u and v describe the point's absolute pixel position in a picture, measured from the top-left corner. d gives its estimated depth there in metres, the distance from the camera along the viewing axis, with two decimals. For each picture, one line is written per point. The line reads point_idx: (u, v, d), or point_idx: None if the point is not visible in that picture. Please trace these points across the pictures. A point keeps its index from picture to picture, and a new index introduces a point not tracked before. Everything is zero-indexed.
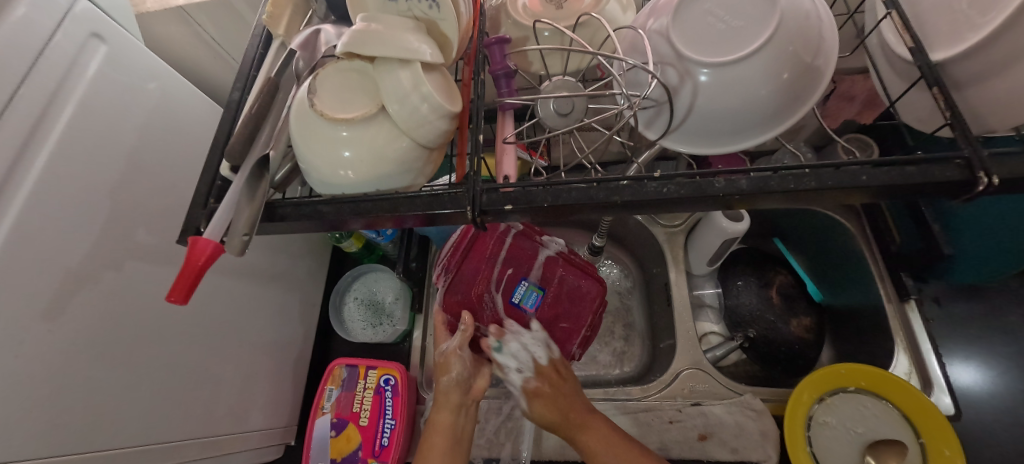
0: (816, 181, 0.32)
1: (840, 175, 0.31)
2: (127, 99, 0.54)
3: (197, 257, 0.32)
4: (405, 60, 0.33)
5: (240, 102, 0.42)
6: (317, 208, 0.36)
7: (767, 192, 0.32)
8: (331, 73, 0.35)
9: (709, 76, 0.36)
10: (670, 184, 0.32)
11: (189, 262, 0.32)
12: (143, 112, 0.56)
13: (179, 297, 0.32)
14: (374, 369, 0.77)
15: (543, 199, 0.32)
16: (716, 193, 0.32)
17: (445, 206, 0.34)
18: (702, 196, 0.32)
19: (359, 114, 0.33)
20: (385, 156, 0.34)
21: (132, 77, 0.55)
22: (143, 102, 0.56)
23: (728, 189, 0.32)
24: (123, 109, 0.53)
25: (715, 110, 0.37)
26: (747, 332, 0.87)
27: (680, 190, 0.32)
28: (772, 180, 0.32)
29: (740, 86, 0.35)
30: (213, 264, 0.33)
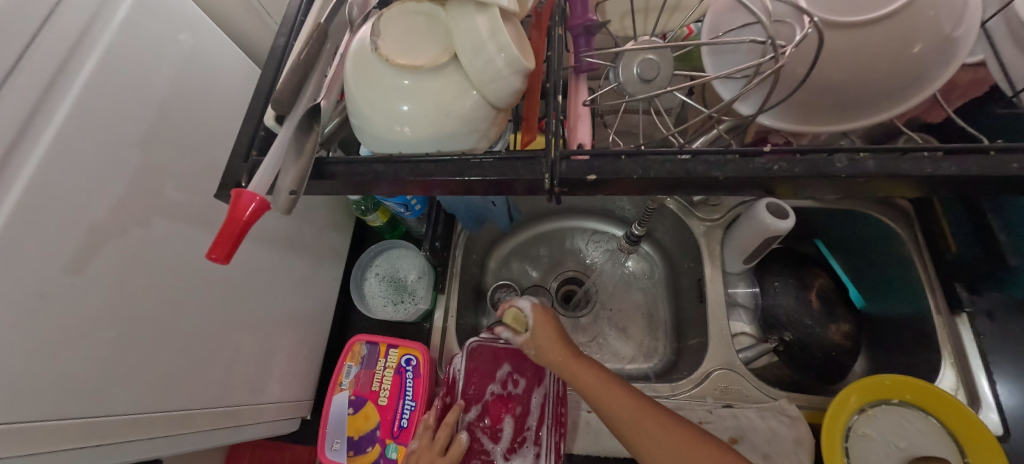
0: (955, 166, 0.30)
1: (981, 161, 0.29)
2: (159, 47, 0.50)
3: (240, 212, 0.29)
4: (484, 3, 0.29)
5: (285, 49, 0.38)
6: (371, 167, 0.32)
7: (895, 175, 0.30)
8: (397, 16, 0.30)
9: (844, 45, 0.33)
10: (782, 161, 0.29)
11: (232, 217, 0.28)
12: (174, 63, 0.52)
13: (221, 256, 0.28)
14: (395, 348, 0.74)
15: (634, 170, 0.29)
16: (836, 173, 0.30)
17: (518, 172, 0.30)
18: (820, 177, 0.30)
19: (428, 62, 0.29)
20: (451, 114, 0.30)
21: (164, 24, 0.52)
22: (174, 52, 0.52)
23: (850, 170, 0.30)
24: (154, 59, 0.50)
25: (839, 84, 0.35)
26: (783, 336, 0.83)
27: (794, 168, 0.30)
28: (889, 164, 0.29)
29: (874, 58, 0.33)
30: (258, 220, 0.29)
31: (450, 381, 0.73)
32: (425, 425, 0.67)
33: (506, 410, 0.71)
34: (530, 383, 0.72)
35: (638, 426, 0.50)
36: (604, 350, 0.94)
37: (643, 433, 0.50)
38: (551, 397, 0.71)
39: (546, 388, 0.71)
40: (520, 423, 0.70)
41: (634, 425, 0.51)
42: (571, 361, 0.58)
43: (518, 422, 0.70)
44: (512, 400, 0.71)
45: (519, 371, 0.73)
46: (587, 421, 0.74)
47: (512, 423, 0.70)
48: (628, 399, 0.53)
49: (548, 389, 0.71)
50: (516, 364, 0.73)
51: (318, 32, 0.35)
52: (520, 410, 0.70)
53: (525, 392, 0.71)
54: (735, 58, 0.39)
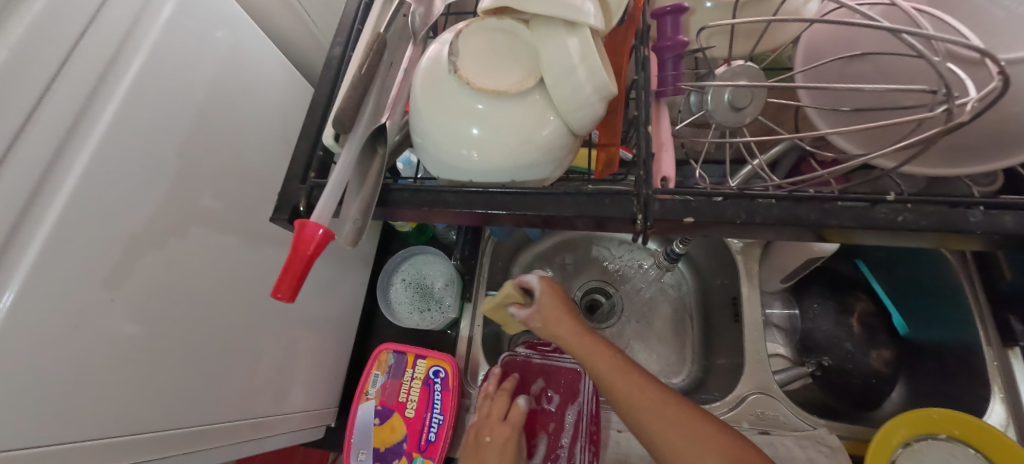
0: None
1: None
2: (198, 50, 0.48)
3: (302, 248, 0.27)
4: (574, 22, 0.26)
5: (341, 60, 0.36)
6: (440, 196, 0.30)
7: None
8: (476, 34, 0.28)
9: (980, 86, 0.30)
10: (906, 211, 0.27)
11: (295, 254, 0.26)
12: (212, 65, 0.50)
13: (285, 295, 0.26)
14: (423, 359, 0.73)
15: (737, 215, 0.27)
16: (953, 228, 0.27)
17: (605, 210, 0.27)
18: (950, 233, 0.27)
19: (511, 87, 0.27)
20: (530, 141, 0.28)
21: (203, 26, 0.49)
22: (213, 54, 0.50)
23: (985, 226, 0.27)
24: (193, 62, 0.48)
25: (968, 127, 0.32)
26: (822, 360, 0.81)
27: (919, 221, 0.27)
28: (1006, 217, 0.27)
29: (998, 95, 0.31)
30: (320, 256, 0.27)
31: (485, 393, 0.73)
32: (484, 395, 0.70)
33: (540, 426, 0.69)
34: (564, 400, 0.70)
35: (659, 415, 0.43)
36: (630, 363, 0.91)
37: (658, 415, 0.43)
38: (585, 416, 0.68)
39: (580, 406, 0.69)
40: (553, 441, 0.68)
41: (654, 414, 0.43)
42: (585, 336, 0.52)
43: (553, 440, 0.68)
44: (546, 416, 0.69)
45: (554, 387, 0.71)
46: (617, 441, 0.72)
47: (546, 439, 0.68)
48: (647, 384, 0.45)
49: (582, 408, 0.69)
50: (552, 377, 0.71)
51: (377, 42, 0.32)
52: (554, 427, 0.68)
53: (561, 407, 0.69)
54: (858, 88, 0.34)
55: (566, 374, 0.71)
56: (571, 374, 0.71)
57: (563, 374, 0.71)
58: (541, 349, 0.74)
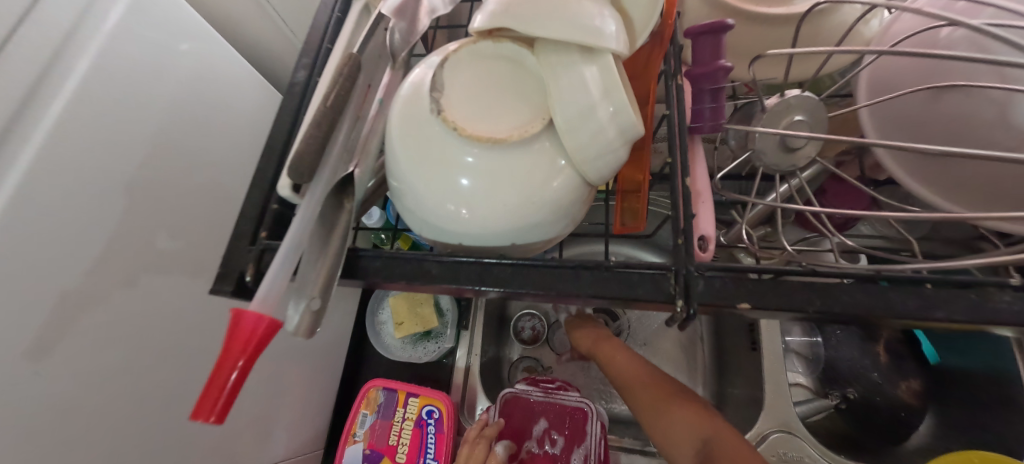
0: None
1: None
2: (156, 64, 0.42)
3: (231, 353, 0.20)
4: (593, 48, 0.20)
5: (307, 86, 0.30)
6: (422, 265, 0.24)
7: None
8: (468, 61, 0.22)
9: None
10: None
11: (221, 364, 0.20)
12: (173, 82, 0.44)
13: (208, 419, 0.20)
14: (415, 397, 0.67)
15: (809, 299, 0.20)
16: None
17: (635, 291, 0.21)
18: None
19: (513, 133, 0.20)
20: (536, 199, 0.22)
21: (166, 38, 0.44)
22: (176, 70, 0.45)
23: None
24: (154, 80, 0.42)
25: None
26: (845, 392, 0.75)
27: None
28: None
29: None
30: (257, 361, 0.21)
31: None
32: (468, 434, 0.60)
33: None
34: (569, 443, 0.64)
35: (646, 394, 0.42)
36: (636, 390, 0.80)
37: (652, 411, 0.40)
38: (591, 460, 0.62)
39: (587, 449, 0.63)
40: None
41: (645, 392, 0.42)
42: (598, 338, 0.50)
43: None
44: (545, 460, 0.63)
45: (558, 429, 0.64)
46: None
47: None
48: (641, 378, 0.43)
49: (590, 451, 0.63)
50: (556, 417, 0.65)
51: (348, 66, 0.27)
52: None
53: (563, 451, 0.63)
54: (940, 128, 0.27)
55: (571, 414, 0.65)
56: (577, 414, 0.65)
57: (566, 413, 0.65)
58: (543, 384, 0.68)
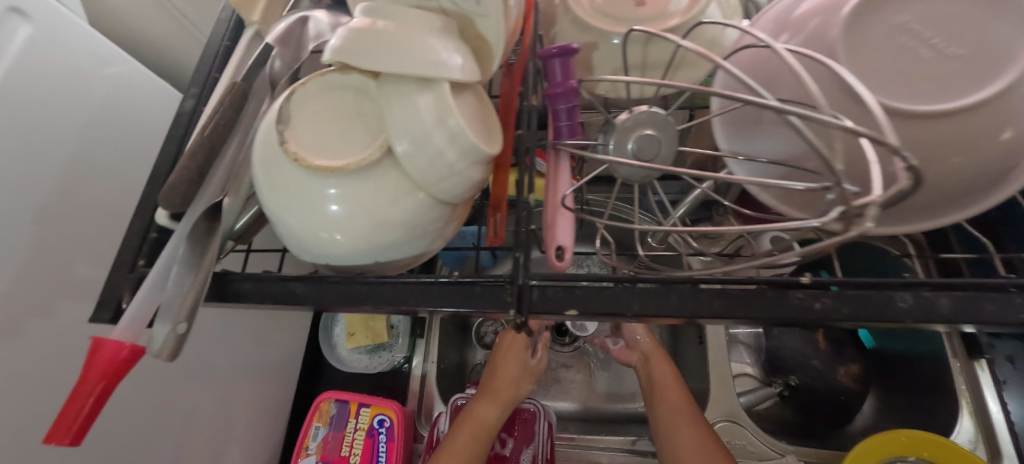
0: None
1: None
2: (75, 85, 0.39)
3: (90, 378, 0.21)
4: (425, 78, 0.22)
5: (194, 114, 0.31)
6: (286, 286, 0.25)
7: None
8: (315, 93, 0.23)
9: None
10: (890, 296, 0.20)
11: (78, 389, 0.21)
12: (95, 101, 0.40)
13: (63, 442, 0.21)
14: (367, 407, 0.67)
15: (628, 304, 0.21)
16: (899, 317, 0.19)
17: (477, 302, 0.22)
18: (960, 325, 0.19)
19: (353, 162, 0.21)
20: (386, 221, 0.23)
21: (94, 59, 0.41)
22: (96, 87, 0.41)
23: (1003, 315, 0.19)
24: (73, 99, 0.39)
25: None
26: (788, 379, 0.70)
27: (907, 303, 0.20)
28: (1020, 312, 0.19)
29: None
30: (118, 385, 0.22)
31: (434, 439, 0.68)
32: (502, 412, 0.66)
33: None
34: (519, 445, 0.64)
35: (672, 421, 0.46)
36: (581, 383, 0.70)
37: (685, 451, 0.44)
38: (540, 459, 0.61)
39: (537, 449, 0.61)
40: None
41: (671, 418, 0.47)
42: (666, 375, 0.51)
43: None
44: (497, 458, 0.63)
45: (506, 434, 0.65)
46: None
47: None
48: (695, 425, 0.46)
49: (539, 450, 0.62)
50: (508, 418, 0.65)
51: (231, 94, 0.28)
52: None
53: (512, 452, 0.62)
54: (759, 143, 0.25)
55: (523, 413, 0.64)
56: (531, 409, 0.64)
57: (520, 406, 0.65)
58: None
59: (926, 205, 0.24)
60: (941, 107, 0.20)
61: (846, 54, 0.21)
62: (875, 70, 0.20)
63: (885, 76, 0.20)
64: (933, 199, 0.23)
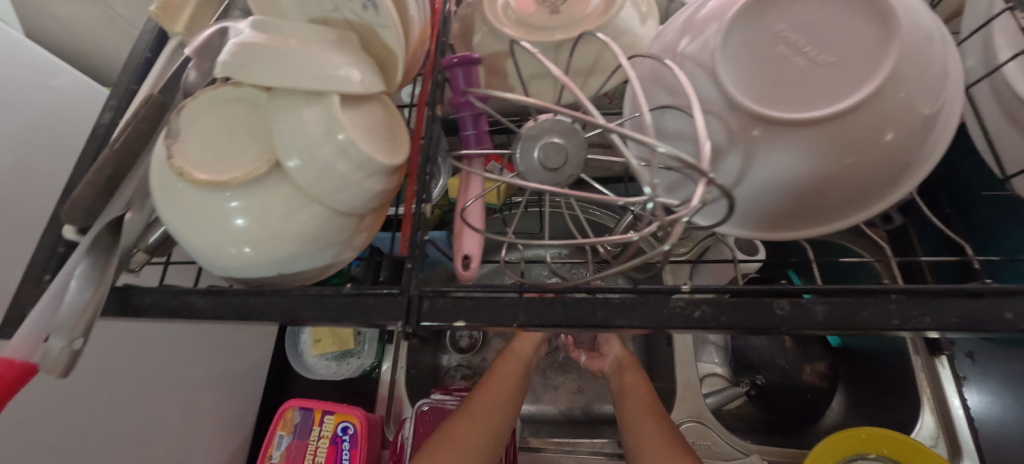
0: None
1: None
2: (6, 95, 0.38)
3: None
4: (312, 91, 0.22)
5: (112, 127, 0.31)
6: (189, 299, 0.25)
7: (945, 328, 0.19)
8: (206, 106, 0.23)
9: (925, 27, 0.21)
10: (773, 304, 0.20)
11: None
12: (33, 112, 0.40)
13: None
14: (331, 415, 0.67)
15: (514, 315, 0.21)
16: (774, 325, 0.20)
17: (370, 314, 0.22)
18: (838, 331, 0.20)
19: (240, 174, 0.21)
20: (282, 233, 0.23)
21: (32, 70, 0.40)
22: (33, 98, 0.40)
23: (874, 321, 0.19)
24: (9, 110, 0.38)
25: (955, 103, 0.23)
26: (755, 378, 0.67)
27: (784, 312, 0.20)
28: (891, 318, 0.19)
29: (941, 31, 0.22)
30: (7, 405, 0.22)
31: (398, 446, 0.67)
32: None
33: None
34: None
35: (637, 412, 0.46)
36: (552, 386, 0.66)
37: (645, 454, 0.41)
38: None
39: None
40: None
41: (637, 413, 0.46)
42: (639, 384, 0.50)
43: None
44: None
45: None
46: None
47: None
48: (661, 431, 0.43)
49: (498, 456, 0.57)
50: None
51: (146, 108, 0.28)
52: None
53: None
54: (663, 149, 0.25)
55: None
56: None
57: None
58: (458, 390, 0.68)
59: (825, 206, 0.24)
60: (827, 111, 0.20)
61: (726, 60, 0.21)
62: (754, 75, 0.21)
63: (761, 81, 0.21)
64: (839, 198, 0.23)
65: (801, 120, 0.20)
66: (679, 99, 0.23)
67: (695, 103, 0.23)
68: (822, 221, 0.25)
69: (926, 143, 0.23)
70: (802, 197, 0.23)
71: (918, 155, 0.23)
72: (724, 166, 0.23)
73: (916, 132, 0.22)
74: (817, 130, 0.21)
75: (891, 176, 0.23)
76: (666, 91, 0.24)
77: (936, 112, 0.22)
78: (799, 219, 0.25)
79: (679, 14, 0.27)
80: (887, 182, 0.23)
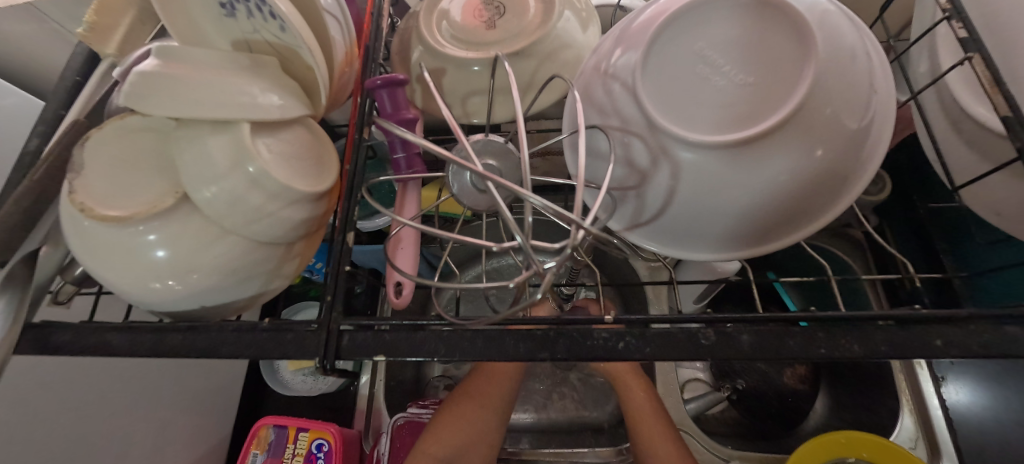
0: (1003, 346, 0.18)
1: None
2: None
3: None
4: (221, 120, 0.21)
5: (38, 154, 0.30)
6: (105, 336, 0.24)
7: (876, 355, 0.18)
8: (112, 137, 0.22)
9: (847, 44, 0.21)
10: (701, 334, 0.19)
11: None
12: None
13: None
14: (305, 432, 0.65)
15: (434, 349, 0.20)
16: (701, 356, 0.19)
17: (287, 349, 0.21)
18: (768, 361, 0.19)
19: (145, 209, 0.20)
20: (197, 266, 0.22)
21: None
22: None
23: (804, 349, 0.19)
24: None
25: (886, 116, 0.23)
26: (736, 383, 0.64)
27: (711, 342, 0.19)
28: (819, 345, 0.19)
29: (866, 45, 0.22)
30: None
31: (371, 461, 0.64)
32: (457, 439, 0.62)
33: None
34: None
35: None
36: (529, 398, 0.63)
37: None
38: None
39: None
40: None
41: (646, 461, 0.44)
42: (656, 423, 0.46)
43: None
44: None
45: None
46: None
47: None
48: None
49: None
50: None
51: (68, 130, 0.27)
52: None
53: None
54: (594, 167, 0.25)
55: None
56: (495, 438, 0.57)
57: None
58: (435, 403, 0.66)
59: (765, 226, 0.23)
60: (749, 130, 0.19)
61: (645, 80, 0.21)
62: (674, 97, 0.20)
63: (680, 101, 0.20)
64: (778, 217, 0.23)
65: (726, 141, 0.19)
66: (606, 117, 0.23)
67: (622, 125, 0.22)
68: (766, 240, 0.24)
69: (859, 157, 0.22)
70: (739, 218, 0.22)
71: (852, 171, 0.22)
72: (655, 187, 0.22)
73: (846, 148, 0.21)
74: (742, 150, 0.20)
75: (827, 192, 0.22)
76: (596, 110, 0.24)
77: (865, 126, 0.22)
78: (741, 240, 0.24)
79: (614, 28, 0.27)
80: (824, 199, 0.23)
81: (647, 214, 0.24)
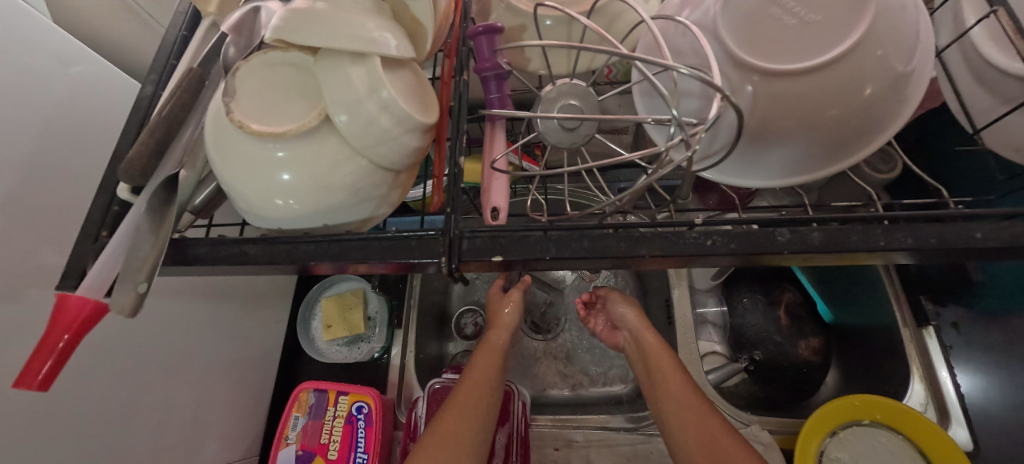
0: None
1: None
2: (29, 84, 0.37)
3: (56, 331, 0.24)
4: (359, 52, 0.24)
5: (153, 99, 0.33)
6: (242, 248, 0.27)
7: (925, 249, 0.22)
8: (258, 68, 0.25)
9: None
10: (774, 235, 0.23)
11: (44, 342, 0.24)
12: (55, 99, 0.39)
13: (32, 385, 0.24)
14: (345, 395, 0.62)
15: (545, 250, 0.24)
16: (776, 250, 0.22)
17: (413, 253, 0.25)
18: (832, 255, 0.22)
19: (295, 127, 0.24)
20: (327, 184, 0.25)
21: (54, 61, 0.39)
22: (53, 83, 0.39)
23: (861, 246, 0.22)
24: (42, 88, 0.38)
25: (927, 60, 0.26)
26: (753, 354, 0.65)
27: (783, 240, 0.23)
28: (876, 240, 0.22)
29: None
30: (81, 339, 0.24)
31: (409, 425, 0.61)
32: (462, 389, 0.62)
33: None
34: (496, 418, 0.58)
35: (678, 406, 0.41)
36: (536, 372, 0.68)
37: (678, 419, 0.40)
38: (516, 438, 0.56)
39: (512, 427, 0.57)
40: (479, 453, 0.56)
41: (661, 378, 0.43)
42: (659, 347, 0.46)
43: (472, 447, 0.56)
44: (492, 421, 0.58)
45: None
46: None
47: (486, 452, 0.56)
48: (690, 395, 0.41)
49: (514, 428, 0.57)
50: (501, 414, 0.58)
51: (189, 79, 0.28)
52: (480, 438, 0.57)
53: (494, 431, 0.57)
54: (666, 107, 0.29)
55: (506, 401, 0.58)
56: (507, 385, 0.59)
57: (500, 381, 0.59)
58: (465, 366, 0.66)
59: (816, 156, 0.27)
60: (813, 63, 0.23)
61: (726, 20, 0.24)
62: (750, 35, 0.24)
63: (755, 38, 0.24)
64: (830, 146, 0.26)
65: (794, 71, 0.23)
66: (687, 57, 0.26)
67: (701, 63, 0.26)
68: (818, 167, 0.27)
69: (905, 96, 0.26)
70: (798, 144, 0.26)
71: (897, 109, 0.26)
72: (726, 117, 0.26)
73: (894, 85, 0.25)
74: (805, 82, 0.24)
75: (876, 126, 0.26)
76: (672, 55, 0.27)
77: (910, 69, 0.25)
78: (795, 168, 0.28)
79: None
80: (873, 132, 0.26)
81: (716, 145, 0.27)
